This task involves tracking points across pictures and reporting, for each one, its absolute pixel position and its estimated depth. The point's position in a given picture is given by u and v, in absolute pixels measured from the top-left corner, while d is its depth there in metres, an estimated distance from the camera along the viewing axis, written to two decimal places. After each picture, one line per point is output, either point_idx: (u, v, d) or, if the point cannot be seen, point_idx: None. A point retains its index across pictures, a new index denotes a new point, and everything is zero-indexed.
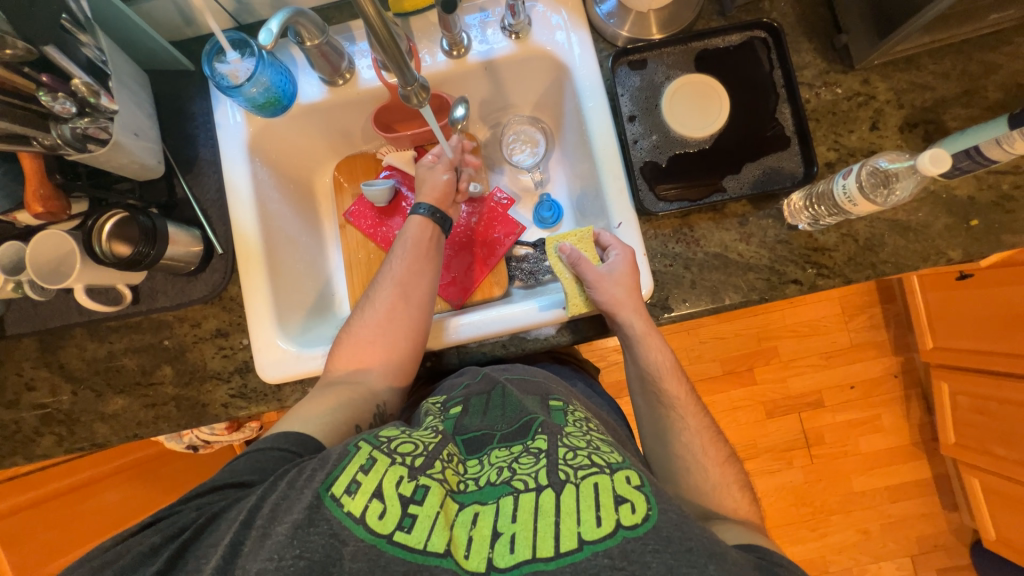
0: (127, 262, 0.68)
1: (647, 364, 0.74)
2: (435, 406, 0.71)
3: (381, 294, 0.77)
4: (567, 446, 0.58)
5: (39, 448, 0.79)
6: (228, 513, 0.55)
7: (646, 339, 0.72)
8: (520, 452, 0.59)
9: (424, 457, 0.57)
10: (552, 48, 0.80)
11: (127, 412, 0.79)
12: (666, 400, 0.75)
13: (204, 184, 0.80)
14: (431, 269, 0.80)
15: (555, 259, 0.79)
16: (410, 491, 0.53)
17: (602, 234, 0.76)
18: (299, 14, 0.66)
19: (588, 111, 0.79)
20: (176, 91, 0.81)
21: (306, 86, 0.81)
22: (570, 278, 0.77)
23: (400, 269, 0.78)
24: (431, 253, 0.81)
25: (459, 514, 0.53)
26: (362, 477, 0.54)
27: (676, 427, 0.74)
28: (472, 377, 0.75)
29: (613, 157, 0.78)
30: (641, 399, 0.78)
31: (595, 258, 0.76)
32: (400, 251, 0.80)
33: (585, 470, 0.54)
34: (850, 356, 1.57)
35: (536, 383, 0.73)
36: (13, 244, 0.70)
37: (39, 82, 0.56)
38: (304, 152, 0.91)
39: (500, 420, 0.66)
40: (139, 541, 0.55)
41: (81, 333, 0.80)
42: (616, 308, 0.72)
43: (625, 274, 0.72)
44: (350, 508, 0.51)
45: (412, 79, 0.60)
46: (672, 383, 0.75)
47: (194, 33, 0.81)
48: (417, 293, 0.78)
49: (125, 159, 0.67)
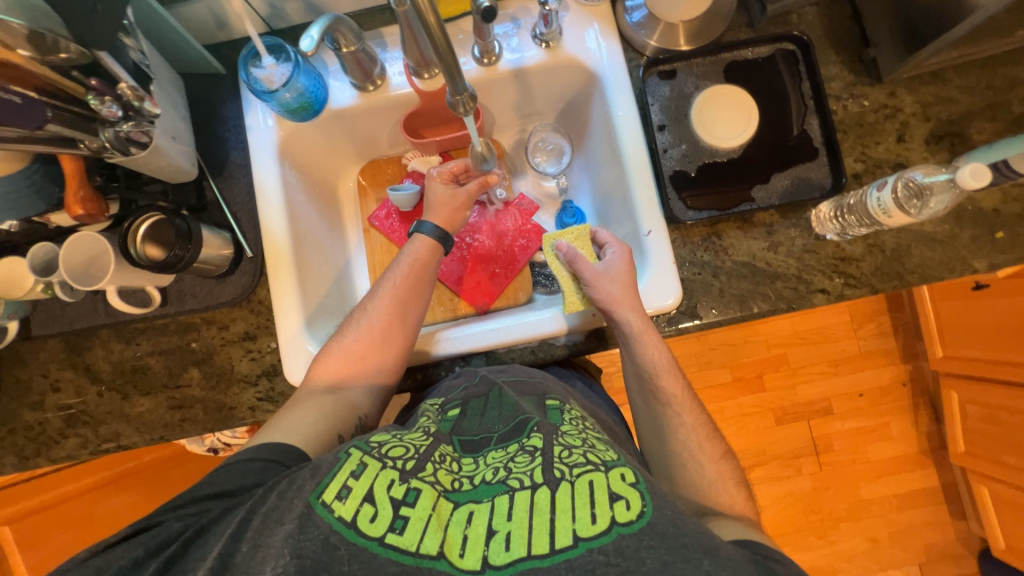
0: (162, 265, 0.68)
1: (646, 360, 0.74)
2: (433, 407, 0.70)
3: (382, 308, 0.77)
4: (562, 444, 0.58)
5: (63, 450, 0.79)
6: (217, 526, 0.54)
7: (644, 336, 0.72)
8: (515, 451, 0.59)
9: (415, 460, 0.57)
10: (582, 56, 0.80)
11: (151, 414, 0.79)
12: (663, 398, 0.75)
13: (234, 187, 0.80)
14: (422, 296, 0.79)
15: (552, 258, 0.81)
16: (401, 493, 0.52)
17: (598, 234, 0.80)
18: (336, 21, 0.67)
19: (617, 119, 0.79)
20: (206, 93, 0.81)
21: (337, 91, 0.81)
22: (566, 277, 0.79)
23: (400, 283, 0.78)
24: (425, 276, 0.80)
25: (453, 513, 0.52)
26: (353, 482, 0.53)
27: (675, 429, 0.74)
28: (470, 380, 0.74)
29: (642, 163, 0.78)
30: (640, 400, 0.78)
31: (591, 255, 0.79)
32: (394, 270, 0.80)
33: (580, 467, 0.54)
34: (858, 364, 1.57)
35: (533, 384, 0.73)
36: (43, 245, 0.71)
37: (86, 85, 0.55)
38: (329, 156, 0.91)
39: (498, 420, 0.66)
40: (121, 554, 0.53)
41: (107, 334, 0.80)
42: (614, 305, 0.73)
43: (623, 271, 0.74)
44: (341, 513, 0.50)
45: (462, 87, 0.61)
46: (669, 380, 0.75)
47: (226, 37, 0.81)
48: (419, 307, 0.79)
49: (162, 161, 0.67)
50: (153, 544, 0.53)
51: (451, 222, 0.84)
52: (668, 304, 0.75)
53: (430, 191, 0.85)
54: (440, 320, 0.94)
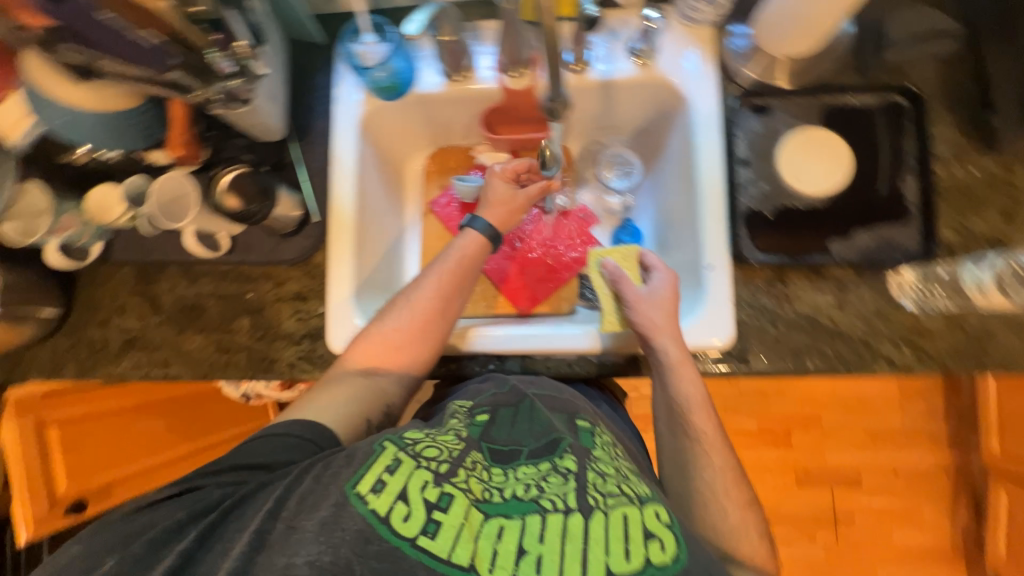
0: (238, 216, 0.74)
1: (679, 394, 0.71)
2: (461, 410, 0.67)
3: (424, 298, 0.75)
4: (596, 471, 0.56)
5: (118, 369, 0.84)
6: (252, 500, 0.57)
7: (680, 368, 0.70)
8: (547, 471, 0.56)
9: (448, 464, 0.56)
10: (675, 77, 0.79)
11: (200, 351, 0.83)
12: (692, 433, 0.71)
13: (313, 153, 0.83)
14: (462, 294, 0.78)
15: (595, 275, 0.78)
16: (435, 497, 0.52)
17: (647, 256, 0.77)
18: (440, 11, 0.71)
19: (699, 145, 0.77)
20: (304, 60, 0.85)
21: (426, 76, 0.83)
22: (607, 295, 0.77)
23: (444, 278, 0.77)
24: (468, 274, 0.78)
25: (483, 525, 0.51)
26: (388, 476, 0.53)
27: (700, 467, 0.70)
28: (499, 387, 0.71)
29: (716, 195, 0.75)
30: (665, 431, 0.74)
31: (637, 277, 0.77)
32: (440, 263, 0.78)
33: (615, 498, 0.53)
34: (898, 441, 1.47)
35: (562, 401, 0.70)
36: (137, 179, 0.77)
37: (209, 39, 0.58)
38: (404, 137, 0.93)
39: (528, 434, 0.62)
40: (167, 514, 0.57)
41: (175, 271, 0.85)
42: (654, 332, 0.72)
43: (667, 299, 0.73)
44: (376, 506, 0.51)
45: (559, 92, 0.59)
46: (700, 416, 0.71)
47: (331, 9, 0.84)
48: (457, 305, 0.77)
49: (257, 120, 0.71)
50: (194, 507, 0.57)
51: (505, 224, 0.82)
52: (718, 343, 0.73)
53: (490, 188, 0.85)
54: (480, 315, 0.93)
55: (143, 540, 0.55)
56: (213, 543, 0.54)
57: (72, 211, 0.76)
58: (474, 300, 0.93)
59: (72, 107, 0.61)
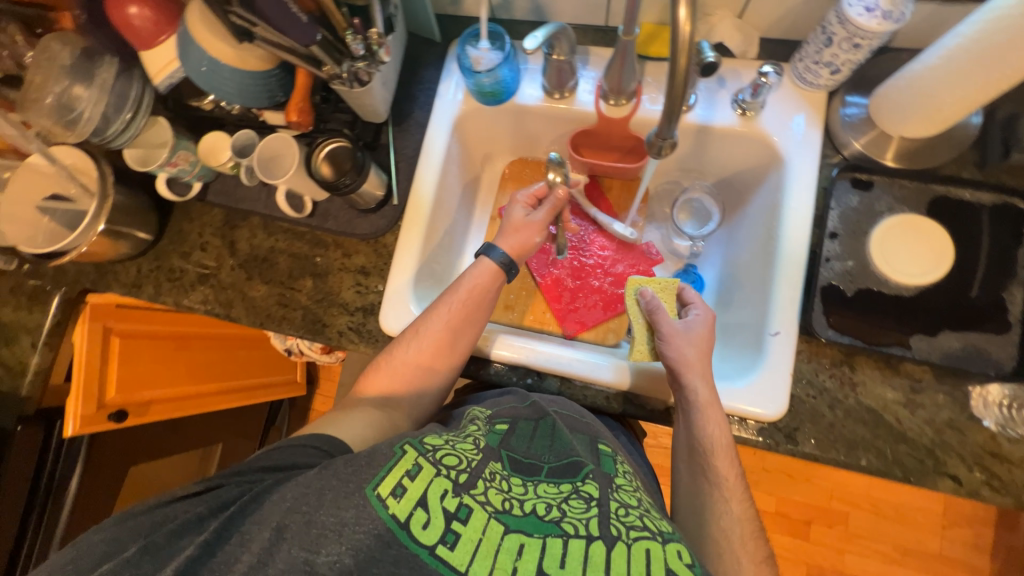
0: (328, 185, 0.77)
1: (703, 434, 0.67)
2: (482, 416, 0.69)
3: (435, 329, 0.75)
4: (618, 501, 0.57)
5: (187, 300, 0.88)
6: (272, 495, 0.54)
7: (708, 409, 0.67)
8: (569, 493, 0.56)
9: (468, 474, 0.55)
10: (776, 135, 0.77)
11: (262, 301, 0.87)
12: (713, 476, 0.68)
13: (406, 140, 0.87)
14: (473, 323, 0.77)
15: (631, 302, 0.78)
16: (454, 507, 0.52)
17: (686, 291, 0.78)
18: (560, 31, 0.71)
19: (788, 209, 0.75)
20: (417, 54, 0.89)
21: (527, 89, 0.86)
22: (641, 324, 0.76)
23: (454, 310, 0.76)
24: (479, 303, 0.77)
25: (503, 540, 0.50)
26: (408, 482, 0.52)
27: (717, 515, 0.67)
28: (518, 402, 0.72)
29: (796, 265, 0.72)
30: (684, 468, 0.70)
31: (673, 310, 0.78)
32: (451, 293, 0.77)
33: (637, 531, 0.52)
34: (931, 564, 1.34)
35: (583, 424, 0.71)
36: (247, 133, 0.82)
37: (349, 23, 0.63)
38: (490, 142, 0.96)
39: (548, 451, 0.63)
40: (186, 508, 0.55)
41: (257, 222, 0.90)
42: (684, 368, 0.70)
43: (701, 335, 0.73)
44: (395, 511, 0.50)
45: (670, 133, 0.56)
46: (723, 461, 0.67)
47: (453, 11, 0.88)
48: (469, 334, 0.77)
49: (368, 102, 0.75)
50: (213, 503, 0.55)
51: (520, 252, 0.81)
52: (768, 414, 0.69)
53: (508, 214, 0.84)
54: (526, 327, 0.93)
55: (159, 534, 0.52)
56: (232, 535, 0.52)
57: (185, 150, 0.81)
58: (522, 310, 0.94)
59: (215, 58, 0.67)
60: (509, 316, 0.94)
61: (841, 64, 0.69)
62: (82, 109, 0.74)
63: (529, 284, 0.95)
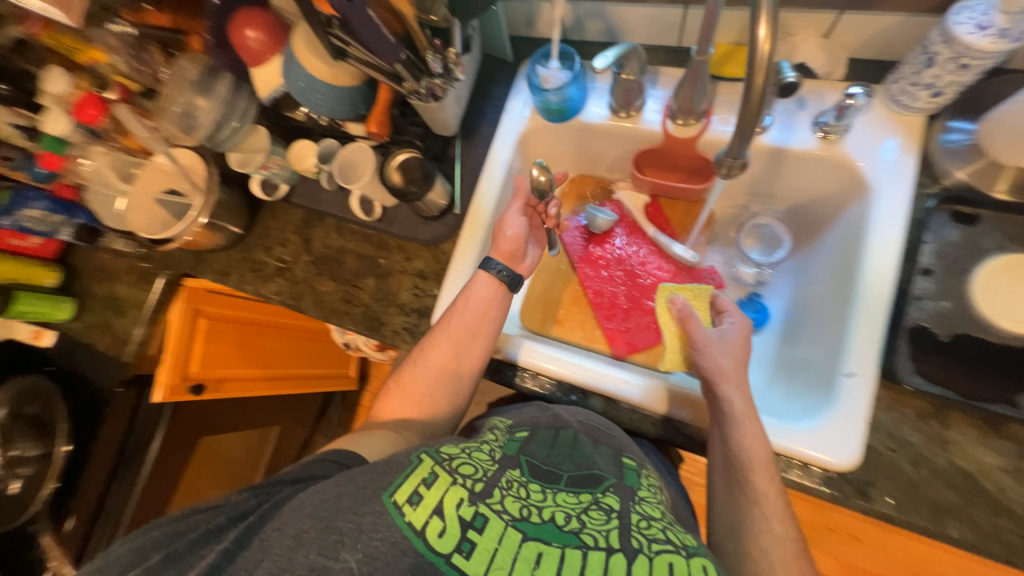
0: (397, 192, 0.82)
1: (738, 448, 0.62)
2: (502, 426, 0.69)
3: (437, 349, 0.75)
4: (640, 513, 0.52)
5: (263, 290, 0.97)
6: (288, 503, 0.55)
7: (745, 420, 0.63)
8: (589, 503, 0.53)
9: (484, 483, 0.52)
10: (862, 160, 0.71)
11: (328, 296, 0.93)
12: (749, 491, 0.62)
13: (472, 153, 0.91)
14: (479, 335, 0.76)
15: (664, 310, 0.82)
16: (470, 515, 0.48)
17: (719, 299, 0.79)
18: (630, 51, 0.72)
19: (873, 240, 0.68)
20: (489, 72, 0.93)
21: (593, 107, 0.86)
22: (673, 331, 0.79)
23: (456, 326, 0.76)
24: (483, 314, 0.77)
25: (520, 547, 0.47)
26: (424, 490, 0.50)
27: (756, 532, 0.61)
28: (540, 414, 0.72)
29: (880, 302, 0.66)
30: (720, 484, 0.65)
31: (706, 318, 0.78)
32: (454, 307, 0.77)
33: (659, 544, 0.48)
34: None
35: (608, 437, 0.67)
36: (330, 142, 0.91)
37: (431, 44, 0.68)
38: (552, 158, 0.98)
39: (567, 460, 0.60)
40: (206, 519, 0.55)
41: (331, 223, 0.97)
42: (719, 377, 0.67)
43: (735, 344, 0.71)
44: (411, 519, 0.48)
45: (740, 153, 0.55)
46: (761, 476, 0.62)
47: (527, 33, 0.92)
48: (476, 347, 0.77)
49: (440, 117, 0.80)
50: (231, 512, 0.55)
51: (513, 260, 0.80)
52: (837, 463, 0.63)
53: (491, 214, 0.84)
54: (573, 343, 0.92)
55: (182, 544, 0.54)
56: (251, 540, 0.53)
57: (279, 156, 0.92)
58: (571, 326, 0.93)
59: (311, 75, 0.75)
60: (557, 331, 0.93)
61: (943, 85, 0.63)
62: (201, 120, 0.86)
63: (581, 300, 0.94)
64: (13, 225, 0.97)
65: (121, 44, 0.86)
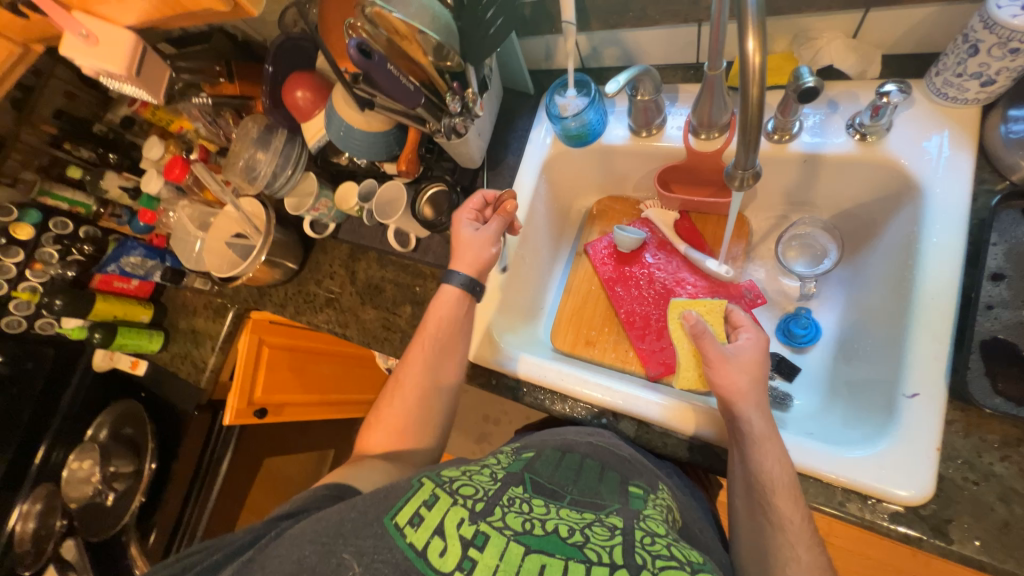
0: (429, 224, 0.88)
1: (761, 471, 0.59)
2: (506, 451, 0.69)
3: (409, 373, 0.78)
4: (644, 530, 0.52)
5: (314, 319, 1.05)
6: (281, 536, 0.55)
7: (764, 442, 0.60)
8: (592, 520, 0.53)
9: (484, 503, 0.52)
10: (908, 159, 0.66)
11: (370, 323, 1.00)
12: (774, 518, 0.58)
13: (498, 182, 0.95)
14: (450, 348, 0.80)
15: (676, 326, 0.81)
16: (470, 534, 0.48)
17: (733, 313, 0.75)
18: (644, 73, 0.73)
19: (928, 246, 0.62)
20: (513, 106, 0.98)
21: (613, 129, 0.88)
22: (688, 349, 0.79)
23: (427, 344, 0.79)
24: (452, 328, 0.80)
25: (523, 560, 0.46)
26: (425, 512, 0.50)
27: (783, 563, 0.56)
28: (551, 436, 0.72)
29: (941, 313, 0.59)
30: (742, 505, 0.62)
31: (721, 335, 0.75)
32: (425, 327, 0.80)
33: (663, 560, 0.47)
34: None
35: (620, 459, 0.67)
36: (370, 182, 0.98)
37: (450, 86, 0.73)
38: (578, 182, 0.99)
39: (570, 482, 0.61)
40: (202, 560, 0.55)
41: (373, 256, 1.04)
42: (736, 397, 0.64)
43: (751, 361, 0.67)
44: (412, 540, 0.48)
45: (752, 163, 0.53)
46: (786, 504, 0.58)
47: (547, 66, 0.96)
48: (449, 360, 0.79)
49: (465, 151, 0.85)
50: (226, 550, 0.55)
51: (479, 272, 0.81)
52: (901, 496, 0.56)
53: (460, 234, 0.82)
54: (607, 365, 0.91)
55: None
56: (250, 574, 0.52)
57: (326, 198, 1.01)
58: (604, 348, 0.92)
59: (350, 124, 0.83)
60: (590, 352, 0.92)
61: (994, 73, 0.58)
62: (262, 170, 0.98)
63: (613, 321, 0.93)
64: (119, 270, 1.18)
65: (201, 113, 1.02)
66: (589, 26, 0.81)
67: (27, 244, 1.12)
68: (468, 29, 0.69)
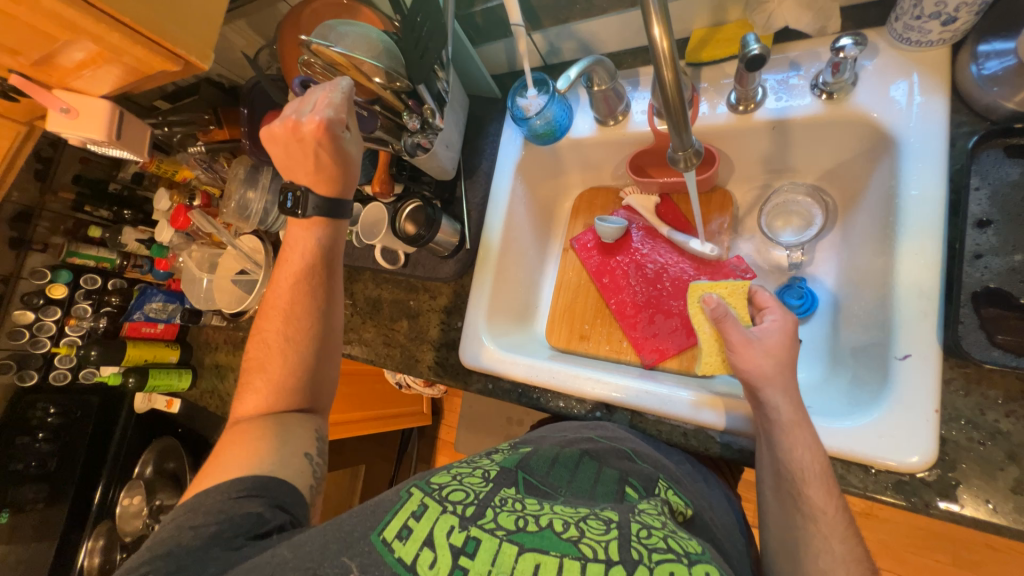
0: (411, 240, 0.87)
1: (791, 460, 0.57)
2: (504, 448, 0.71)
3: (275, 318, 0.72)
4: (640, 523, 0.53)
5: None
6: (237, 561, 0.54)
7: (794, 429, 0.58)
8: (586, 514, 0.54)
9: (474, 506, 0.54)
10: (879, 112, 0.63)
11: (371, 342, 1.00)
12: (806, 508, 0.56)
13: (474, 191, 0.96)
14: (316, 282, 0.73)
15: (697, 311, 0.76)
16: (461, 541, 0.49)
17: (758, 294, 0.71)
18: (597, 62, 0.73)
19: (909, 200, 0.60)
20: (482, 112, 0.99)
21: (580, 122, 0.88)
22: (709, 334, 0.74)
23: (287, 283, 0.73)
24: (316, 264, 0.73)
25: (517, 561, 0.47)
26: (413, 523, 0.52)
27: (814, 554, 0.55)
28: (550, 437, 0.74)
29: (926, 267, 0.57)
30: (772, 499, 0.60)
31: (744, 318, 0.72)
32: (287, 270, 0.73)
33: (660, 553, 0.48)
34: None
35: (614, 454, 0.69)
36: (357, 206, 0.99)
37: (406, 105, 0.74)
38: (556, 180, 1.00)
39: (564, 484, 0.63)
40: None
41: (368, 276, 1.04)
42: (761, 382, 0.62)
43: (776, 344, 0.64)
44: (401, 554, 0.49)
45: (688, 142, 0.56)
46: (817, 491, 0.56)
47: (510, 69, 0.97)
48: (318, 297, 0.73)
49: (434, 164, 0.86)
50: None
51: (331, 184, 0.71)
52: (913, 464, 0.54)
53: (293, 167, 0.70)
54: (601, 357, 0.91)
55: None
56: None
57: None
58: (598, 340, 0.91)
59: None
60: (585, 347, 0.92)
61: (953, 10, 0.55)
62: (253, 208, 1.03)
63: (605, 313, 0.92)
64: (144, 316, 1.24)
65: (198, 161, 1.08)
66: (540, 24, 0.82)
67: (64, 302, 1.22)
68: (409, 53, 0.68)
